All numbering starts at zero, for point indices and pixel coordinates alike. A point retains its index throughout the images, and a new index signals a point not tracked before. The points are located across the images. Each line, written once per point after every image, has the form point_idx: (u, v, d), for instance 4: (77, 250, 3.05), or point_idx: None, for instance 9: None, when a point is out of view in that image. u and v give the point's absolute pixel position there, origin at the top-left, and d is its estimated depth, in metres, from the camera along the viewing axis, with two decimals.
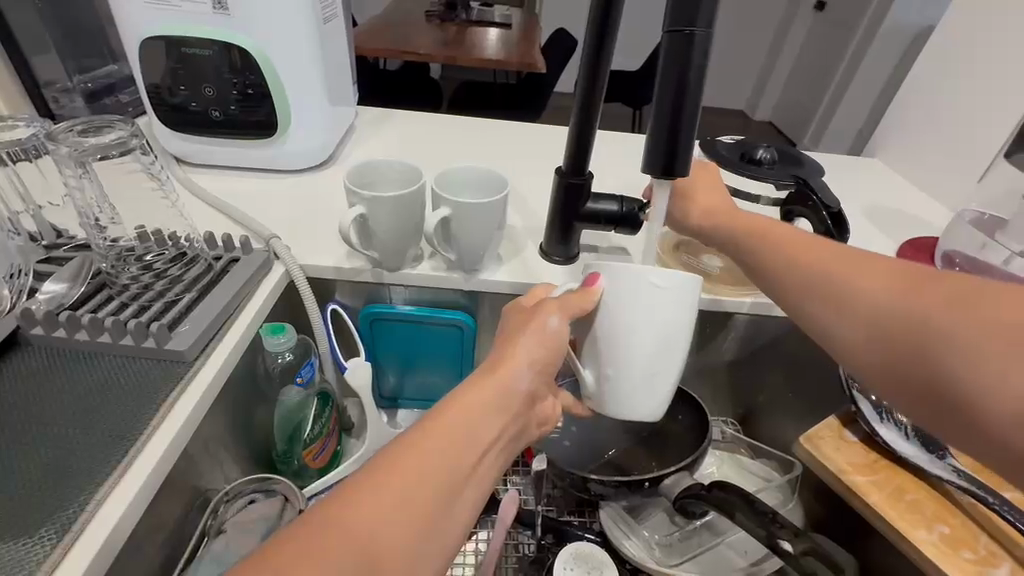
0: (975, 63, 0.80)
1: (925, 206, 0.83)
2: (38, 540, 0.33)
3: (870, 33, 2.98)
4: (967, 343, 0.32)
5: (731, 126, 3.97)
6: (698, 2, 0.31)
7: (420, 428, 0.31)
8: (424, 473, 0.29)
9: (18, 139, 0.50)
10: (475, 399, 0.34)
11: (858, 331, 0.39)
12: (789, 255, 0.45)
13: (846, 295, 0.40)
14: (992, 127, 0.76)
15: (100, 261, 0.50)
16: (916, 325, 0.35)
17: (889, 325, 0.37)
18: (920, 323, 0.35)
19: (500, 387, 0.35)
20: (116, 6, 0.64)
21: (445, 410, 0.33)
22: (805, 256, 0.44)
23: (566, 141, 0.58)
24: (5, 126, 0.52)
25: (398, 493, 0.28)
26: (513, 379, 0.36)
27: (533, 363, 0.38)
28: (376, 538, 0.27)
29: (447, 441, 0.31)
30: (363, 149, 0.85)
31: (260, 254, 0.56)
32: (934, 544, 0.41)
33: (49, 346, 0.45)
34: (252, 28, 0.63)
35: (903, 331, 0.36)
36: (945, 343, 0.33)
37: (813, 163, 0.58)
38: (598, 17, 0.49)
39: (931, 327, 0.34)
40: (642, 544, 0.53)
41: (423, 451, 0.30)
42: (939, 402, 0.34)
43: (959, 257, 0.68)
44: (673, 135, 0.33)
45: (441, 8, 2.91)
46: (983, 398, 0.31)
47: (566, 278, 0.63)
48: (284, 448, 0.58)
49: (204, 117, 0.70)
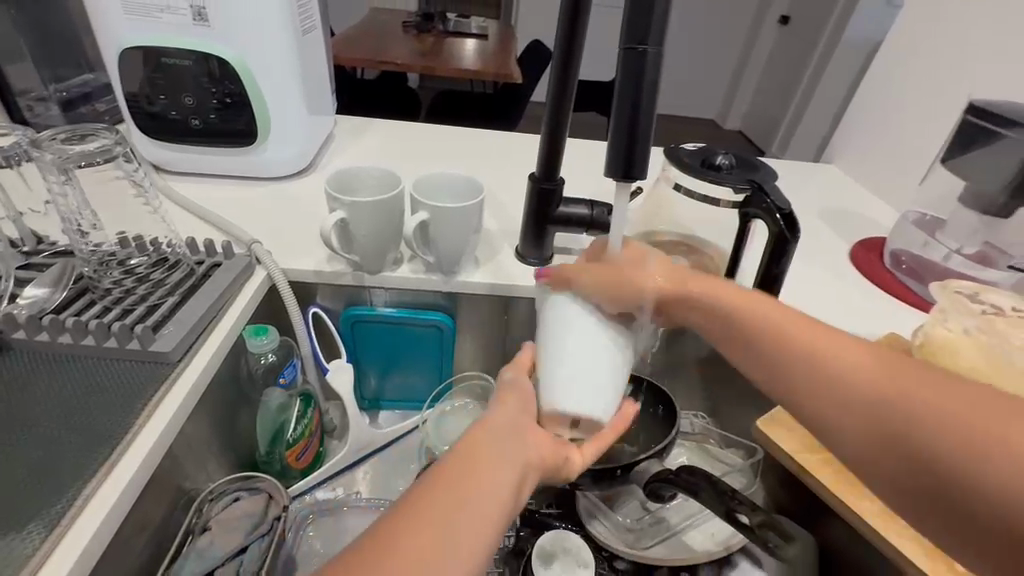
0: (915, 76, 0.86)
1: (876, 209, 0.89)
2: (26, 535, 0.34)
3: (831, 46, 3.13)
4: (962, 446, 0.31)
5: (702, 135, 4.10)
6: (648, 22, 0.34)
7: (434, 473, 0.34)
8: (440, 528, 0.31)
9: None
10: (482, 442, 0.36)
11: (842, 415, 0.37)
12: (740, 323, 0.43)
13: (821, 370, 0.38)
14: (932, 134, 0.83)
15: (82, 266, 0.51)
16: (894, 410, 0.34)
17: (866, 411, 0.36)
18: (897, 405, 0.34)
19: (507, 425, 0.38)
20: (95, 17, 0.65)
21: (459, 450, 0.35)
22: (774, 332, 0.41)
23: (538, 148, 0.61)
24: None
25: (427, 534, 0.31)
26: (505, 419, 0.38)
27: (522, 417, 0.39)
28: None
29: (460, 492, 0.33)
30: (342, 157, 0.87)
31: (241, 258, 0.58)
32: (877, 512, 0.45)
33: (30, 350, 0.45)
34: (232, 40, 0.65)
35: (884, 417, 0.35)
36: (925, 428, 0.33)
37: (768, 168, 0.62)
38: (565, 33, 0.52)
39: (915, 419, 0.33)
40: (615, 530, 0.55)
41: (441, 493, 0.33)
42: (924, 483, 0.33)
43: (906, 255, 0.73)
44: (631, 142, 0.37)
45: (419, 20, 2.95)
46: (977, 477, 0.30)
47: (540, 279, 0.66)
48: (268, 449, 0.60)
49: (183, 125, 0.71)
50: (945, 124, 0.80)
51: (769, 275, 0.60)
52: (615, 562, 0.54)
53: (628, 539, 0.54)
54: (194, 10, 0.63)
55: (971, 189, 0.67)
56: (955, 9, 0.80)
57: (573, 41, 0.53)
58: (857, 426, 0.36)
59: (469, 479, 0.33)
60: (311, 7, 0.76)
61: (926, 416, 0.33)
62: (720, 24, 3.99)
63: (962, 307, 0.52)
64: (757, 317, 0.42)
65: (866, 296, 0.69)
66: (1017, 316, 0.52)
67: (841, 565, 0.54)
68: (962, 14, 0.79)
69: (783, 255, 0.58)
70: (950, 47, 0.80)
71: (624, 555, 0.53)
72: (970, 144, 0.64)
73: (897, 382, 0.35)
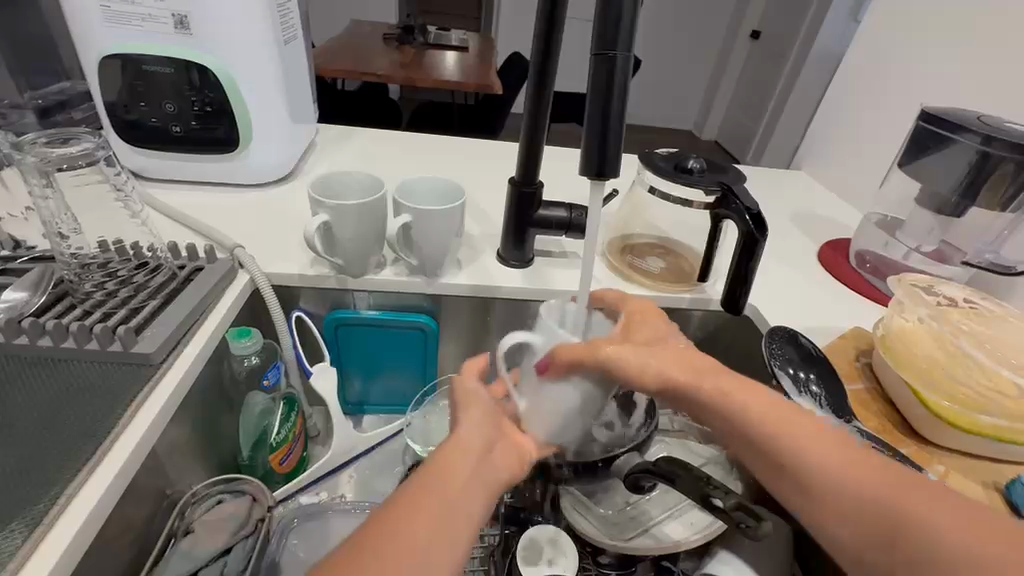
0: (873, 85, 0.91)
1: (842, 212, 0.93)
2: (9, 533, 0.34)
3: (800, 59, 3.25)
4: (960, 540, 0.32)
5: (679, 145, 4.20)
6: (616, 30, 0.37)
7: (411, 494, 0.36)
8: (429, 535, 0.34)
9: None
10: (453, 471, 0.38)
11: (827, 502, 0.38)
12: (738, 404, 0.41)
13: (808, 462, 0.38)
14: (891, 140, 0.87)
15: (62, 270, 0.51)
16: (886, 501, 0.35)
17: (867, 503, 0.36)
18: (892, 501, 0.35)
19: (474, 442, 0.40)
20: (74, 25, 0.65)
21: (427, 473, 0.37)
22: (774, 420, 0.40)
23: (517, 152, 0.62)
24: None
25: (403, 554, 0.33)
26: (465, 441, 0.40)
27: (485, 431, 0.41)
28: None
29: (457, 487, 0.37)
30: (324, 165, 0.88)
31: (224, 262, 0.58)
32: None
33: (9, 354, 0.45)
34: (212, 48, 0.65)
35: (887, 512, 0.35)
36: (913, 526, 0.34)
37: (736, 170, 0.64)
38: (541, 43, 0.54)
39: (911, 518, 0.34)
40: (598, 525, 0.56)
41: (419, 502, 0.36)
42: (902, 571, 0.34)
43: (870, 254, 0.77)
44: (603, 142, 0.39)
45: (399, 32, 2.97)
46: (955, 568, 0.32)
47: (521, 281, 0.67)
48: (250, 453, 0.60)
49: (164, 132, 0.72)
50: (902, 130, 0.85)
51: (740, 273, 0.62)
52: (600, 556, 0.55)
53: (611, 531, 0.55)
54: (176, 19, 0.64)
55: (926, 191, 0.71)
56: (907, 23, 0.86)
57: (548, 50, 0.55)
58: (854, 520, 0.36)
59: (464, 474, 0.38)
60: (293, 16, 0.77)
61: (931, 522, 0.33)
62: (693, 39, 4.11)
63: (919, 299, 0.56)
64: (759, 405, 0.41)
65: (832, 293, 0.72)
66: (969, 307, 0.56)
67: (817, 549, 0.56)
68: (914, 28, 0.84)
69: (752, 254, 0.60)
70: (904, 59, 0.85)
71: (607, 548, 0.54)
72: (924, 149, 0.68)
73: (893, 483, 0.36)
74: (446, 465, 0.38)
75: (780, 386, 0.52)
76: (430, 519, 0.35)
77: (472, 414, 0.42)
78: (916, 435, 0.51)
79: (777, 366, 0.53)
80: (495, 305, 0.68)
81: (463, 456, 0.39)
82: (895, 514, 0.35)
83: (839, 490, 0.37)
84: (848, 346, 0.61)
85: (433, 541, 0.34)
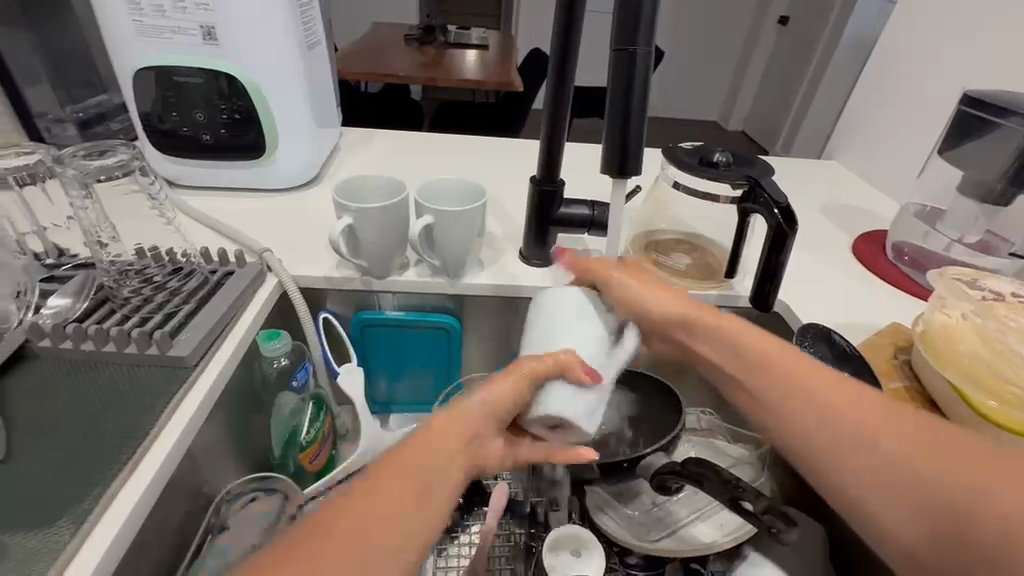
0: (908, 71, 0.87)
1: (877, 202, 0.90)
2: (58, 530, 0.35)
3: (831, 44, 3.13)
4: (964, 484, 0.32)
5: (704, 137, 4.11)
6: (637, 26, 0.36)
7: (390, 458, 0.33)
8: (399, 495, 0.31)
9: (26, 165, 0.52)
10: (438, 439, 0.35)
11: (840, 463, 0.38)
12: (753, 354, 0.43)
13: (812, 409, 0.39)
14: (929, 127, 0.83)
15: (102, 277, 0.53)
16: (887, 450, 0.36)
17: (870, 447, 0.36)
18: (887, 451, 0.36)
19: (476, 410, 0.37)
20: (109, 40, 0.68)
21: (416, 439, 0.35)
22: (783, 373, 0.41)
23: (538, 151, 0.62)
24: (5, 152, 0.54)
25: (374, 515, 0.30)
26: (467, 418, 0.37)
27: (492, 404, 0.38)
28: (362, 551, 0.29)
29: (427, 457, 0.34)
30: (348, 168, 0.89)
31: (253, 266, 0.60)
32: None
33: (55, 358, 0.47)
34: (238, 57, 0.67)
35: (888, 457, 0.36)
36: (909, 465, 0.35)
37: (764, 163, 0.63)
38: (561, 40, 0.54)
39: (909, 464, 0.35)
40: (625, 525, 0.55)
41: (398, 466, 0.33)
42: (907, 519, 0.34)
43: (907, 246, 0.74)
44: (624, 140, 0.38)
45: (420, 32, 2.99)
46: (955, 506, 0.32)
47: (544, 280, 0.67)
48: (281, 453, 0.61)
49: (195, 141, 0.74)
50: (941, 115, 0.81)
51: (769, 269, 0.60)
52: (627, 557, 0.55)
53: (639, 532, 0.55)
54: (203, 30, 0.65)
55: (968, 178, 0.67)
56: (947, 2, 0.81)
57: (567, 47, 0.55)
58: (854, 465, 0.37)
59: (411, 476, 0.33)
60: (315, 22, 0.78)
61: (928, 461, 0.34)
62: (717, 27, 4.01)
63: (962, 294, 0.53)
64: (777, 359, 0.42)
65: (867, 287, 0.70)
66: (1017, 301, 0.53)
67: (854, 553, 0.54)
68: (954, 8, 0.80)
69: (782, 248, 0.58)
70: (944, 40, 0.81)
71: (636, 549, 0.54)
72: (966, 135, 0.65)
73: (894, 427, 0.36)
74: (396, 464, 0.33)
75: None
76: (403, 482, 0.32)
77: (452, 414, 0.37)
78: None
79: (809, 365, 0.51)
80: (517, 305, 0.68)
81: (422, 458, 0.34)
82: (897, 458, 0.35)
83: (840, 430, 0.38)
84: (885, 343, 0.58)
85: (401, 506, 0.31)
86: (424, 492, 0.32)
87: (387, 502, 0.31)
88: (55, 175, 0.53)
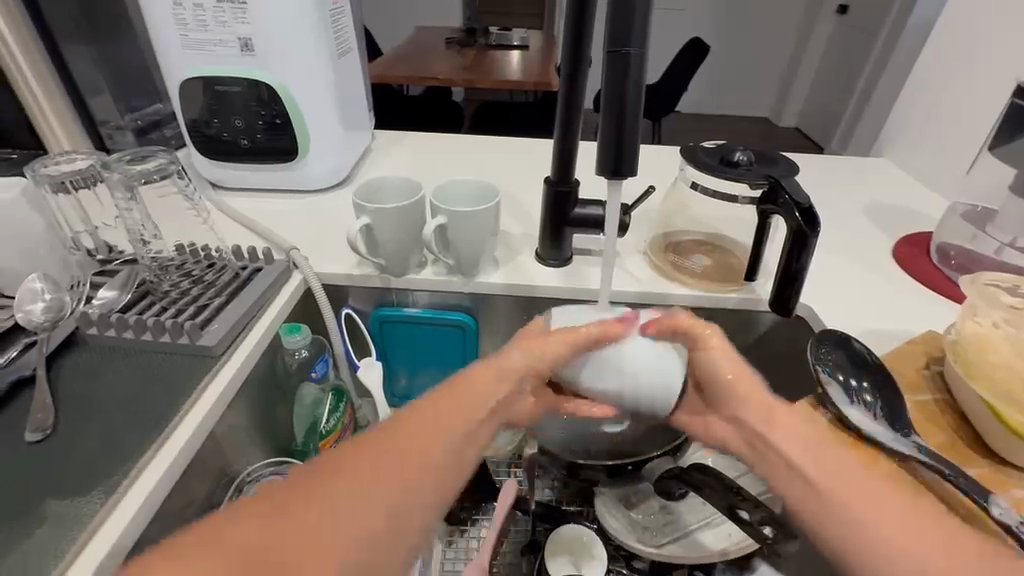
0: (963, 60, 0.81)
1: (924, 202, 0.84)
2: (91, 499, 0.39)
3: (895, 32, 2.92)
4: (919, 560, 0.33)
5: (754, 133, 3.95)
6: (631, 27, 0.36)
7: (401, 419, 0.37)
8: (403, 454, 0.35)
9: (79, 170, 0.58)
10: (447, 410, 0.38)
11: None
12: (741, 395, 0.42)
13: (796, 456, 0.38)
14: (982, 121, 0.77)
15: (144, 271, 0.58)
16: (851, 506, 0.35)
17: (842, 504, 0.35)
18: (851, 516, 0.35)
19: (486, 386, 0.39)
20: (158, 52, 0.72)
21: (428, 403, 0.38)
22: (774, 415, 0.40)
23: (552, 152, 0.62)
24: (65, 156, 0.60)
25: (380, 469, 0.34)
26: (479, 394, 0.39)
27: (497, 387, 0.39)
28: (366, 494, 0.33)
29: (434, 426, 0.37)
30: (378, 169, 0.93)
31: (280, 263, 0.64)
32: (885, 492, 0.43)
33: (100, 344, 0.52)
34: (275, 66, 0.71)
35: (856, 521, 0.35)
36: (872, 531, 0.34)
37: (788, 162, 0.61)
38: (572, 41, 0.54)
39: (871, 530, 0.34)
40: (629, 528, 0.55)
41: (407, 427, 0.36)
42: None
43: (953, 249, 0.69)
44: (619, 141, 0.38)
45: (462, 35, 3.05)
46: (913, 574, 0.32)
47: (558, 280, 0.68)
48: (304, 440, 0.64)
49: (234, 145, 0.78)
50: (996, 107, 0.75)
51: (790, 272, 0.58)
52: (634, 562, 0.55)
53: (642, 536, 0.54)
54: (241, 42, 0.70)
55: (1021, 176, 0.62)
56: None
57: (577, 49, 0.55)
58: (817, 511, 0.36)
59: (447, 415, 0.37)
60: (346, 30, 0.82)
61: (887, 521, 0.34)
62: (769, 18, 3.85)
63: (997, 301, 0.49)
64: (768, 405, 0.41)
65: (904, 292, 0.66)
66: None
67: None
68: None
69: (802, 250, 0.56)
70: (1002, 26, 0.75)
71: (639, 553, 0.53)
72: (1018, 129, 0.60)
73: (863, 486, 0.36)
74: (404, 426, 0.36)
75: (826, 395, 0.48)
76: (409, 446, 0.35)
77: (503, 360, 0.41)
78: (993, 455, 0.46)
79: (823, 373, 0.49)
80: (531, 304, 0.69)
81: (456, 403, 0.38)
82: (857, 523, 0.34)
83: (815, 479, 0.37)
84: (915, 352, 0.55)
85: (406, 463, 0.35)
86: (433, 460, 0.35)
87: (393, 457, 0.35)
88: (103, 179, 0.59)
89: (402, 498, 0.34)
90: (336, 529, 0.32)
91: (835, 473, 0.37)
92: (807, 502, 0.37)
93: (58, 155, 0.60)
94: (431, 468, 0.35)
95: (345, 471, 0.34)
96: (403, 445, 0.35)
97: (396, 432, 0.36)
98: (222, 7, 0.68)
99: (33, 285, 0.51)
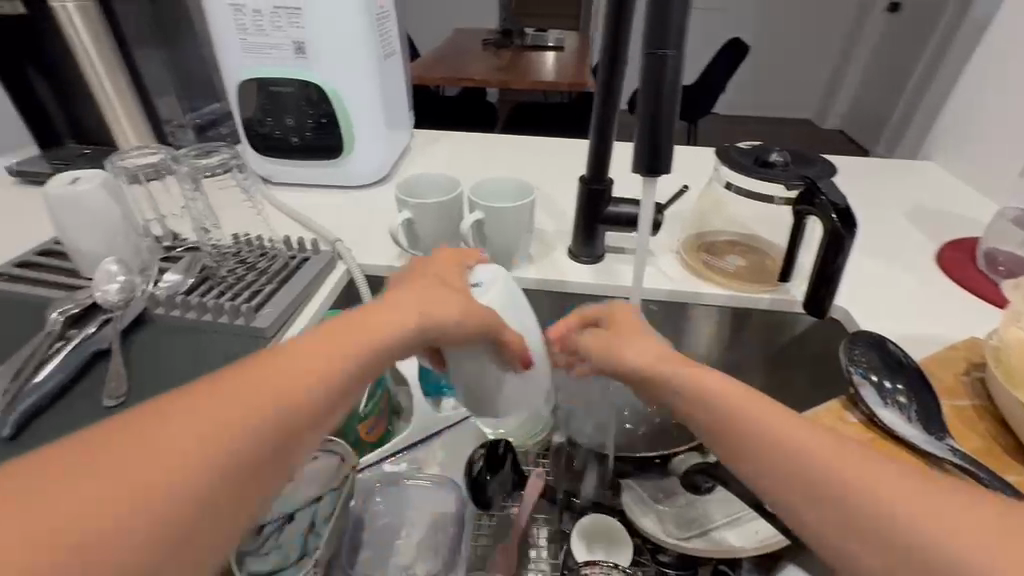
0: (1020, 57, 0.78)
1: (973, 207, 0.81)
2: None
3: (949, 30, 2.79)
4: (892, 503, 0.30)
5: (794, 136, 3.84)
6: (668, 30, 0.37)
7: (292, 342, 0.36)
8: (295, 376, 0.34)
9: (151, 163, 0.64)
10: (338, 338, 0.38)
11: (875, 565, 0.30)
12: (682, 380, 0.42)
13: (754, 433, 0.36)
14: None
15: (205, 258, 0.63)
16: (809, 466, 0.33)
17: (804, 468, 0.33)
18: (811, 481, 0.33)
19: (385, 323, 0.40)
20: (220, 55, 0.78)
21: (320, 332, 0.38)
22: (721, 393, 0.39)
23: (588, 151, 0.64)
24: (138, 151, 0.65)
25: (266, 383, 0.33)
26: (377, 330, 0.39)
27: (399, 322, 0.41)
28: (255, 411, 0.31)
29: (329, 352, 0.36)
30: (417, 167, 0.97)
31: (326, 253, 0.67)
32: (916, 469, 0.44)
33: (167, 322, 0.57)
34: (325, 68, 0.76)
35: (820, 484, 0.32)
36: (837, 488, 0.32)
37: (825, 163, 0.60)
38: (610, 43, 0.56)
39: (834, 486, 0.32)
40: (659, 521, 0.57)
41: (296, 349, 0.36)
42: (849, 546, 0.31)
43: (1001, 255, 0.67)
44: (654, 140, 0.40)
45: (498, 36, 3.09)
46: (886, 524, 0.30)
47: (591, 277, 0.69)
48: (344, 424, 0.69)
49: (285, 142, 0.83)
50: None
51: (824, 273, 0.58)
52: (660, 555, 0.56)
53: (671, 530, 0.56)
54: (295, 45, 0.74)
55: None
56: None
57: (614, 50, 0.56)
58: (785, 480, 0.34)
59: (340, 342, 0.37)
60: (392, 34, 0.86)
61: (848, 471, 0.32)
62: (813, 17, 3.74)
63: None
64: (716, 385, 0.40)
65: (946, 297, 0.64)
66: None
67: None
68: None
69: (838, 250, 0.55)
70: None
71: (667, 546, 0.55)
72: None
73: (814, 442, 0.34)
74: (294, 352, 0.35)
75: (861, 398, 0.48)
76: (299, 370, 0.34)
77: (396, 298, 0.43)
78: None
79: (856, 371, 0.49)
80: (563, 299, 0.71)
81: (343, 328, 0.39)
82: (818, 485, 0.32)
83: (775, 444, 0.35)
84: (957, 357, 0.54)
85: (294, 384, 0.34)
86: (326, 380, 0.35)
87: (277, 374, 0.34)
88: (172, 172, 0.64)
89: (289, 416, 0.33)
90: (211, 427, 0.30)
91: (786, 434, 0.35)
92: (782, 483, 0.34)
93: (133, 150, 0.65)
94: (317, 391, 0.34)
95: (221, 384, 0.32)
96: (293, 367, 0.34)
97: (282, 353, 0.35)
98: (278, 13, 0.72)
99: (109, 268, 0.56)
